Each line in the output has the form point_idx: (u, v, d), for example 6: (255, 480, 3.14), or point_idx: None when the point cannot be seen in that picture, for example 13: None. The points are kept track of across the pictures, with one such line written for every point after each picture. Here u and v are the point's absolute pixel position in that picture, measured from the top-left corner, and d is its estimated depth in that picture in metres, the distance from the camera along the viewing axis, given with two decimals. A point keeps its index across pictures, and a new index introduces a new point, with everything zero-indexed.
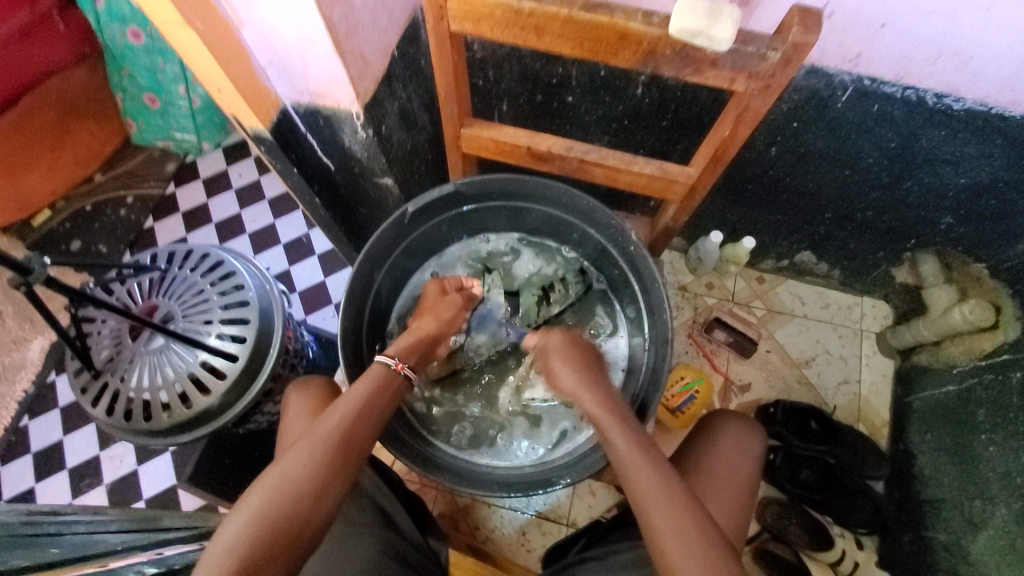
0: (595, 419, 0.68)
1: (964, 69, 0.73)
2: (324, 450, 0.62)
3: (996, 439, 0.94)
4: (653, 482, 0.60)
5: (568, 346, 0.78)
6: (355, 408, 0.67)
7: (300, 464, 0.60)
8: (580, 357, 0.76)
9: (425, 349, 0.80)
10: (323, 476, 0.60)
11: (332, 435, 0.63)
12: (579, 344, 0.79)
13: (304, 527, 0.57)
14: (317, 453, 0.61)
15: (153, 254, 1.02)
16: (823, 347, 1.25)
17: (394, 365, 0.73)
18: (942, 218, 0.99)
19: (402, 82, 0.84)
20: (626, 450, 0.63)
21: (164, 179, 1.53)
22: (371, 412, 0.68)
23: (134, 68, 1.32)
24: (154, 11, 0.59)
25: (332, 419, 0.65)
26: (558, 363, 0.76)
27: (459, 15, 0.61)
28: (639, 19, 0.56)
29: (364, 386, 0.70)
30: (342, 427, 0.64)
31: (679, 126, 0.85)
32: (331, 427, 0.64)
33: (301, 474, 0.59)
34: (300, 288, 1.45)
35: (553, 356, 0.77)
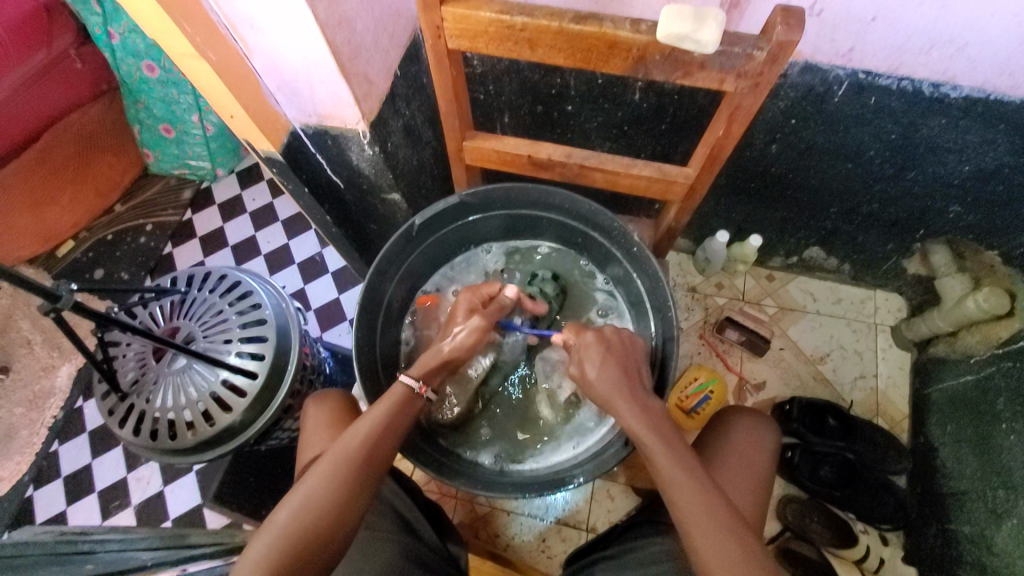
0: (632, 427, 0.67)
1: (959, 56, 0.73)
2: (347, 467, 0.63)
3: (1016, 428, 0.93)
4: (692, 493, 0.60)
5: (606, 347, 0.75)
6: (379, 427, 0.67)
7: (325, 480, 0.61)
8: (612, 362, 0.73)
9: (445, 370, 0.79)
10: (346, 494, 0.61)
11: (357, 452, 0.64)
12: (614, 346, 0.75)
13: (328, 543, 0.59)
14: (340, 469, 0.62)
15: (173, 277, 1.05)
16: (838, 343, 1.25)
17: (418, 389, 0.73)
18: (950, 206, 0.99)
19: (406, 99, 0.87)
20: (664, 463, 0.63)
21: (181, 206, 1.58)
22: (394, 429, 0.69)
23: (150, 100, 1.37)
24: (169, 44, 0.63)
25: (354, 435, 0.66)
26: (591, 366, 0.73)
27: (455, 33, 0.63)
28: (629, 29, 0.58)
29: (385, 400, 0.70)
30: (366, 444, 0.65)
31: (678, 128, 0.87)
32: (355, 443, 0.65)
33: (324, 491, 0.61)
34: (315, 306, 1.48)
35: (587, 361, 0.74)
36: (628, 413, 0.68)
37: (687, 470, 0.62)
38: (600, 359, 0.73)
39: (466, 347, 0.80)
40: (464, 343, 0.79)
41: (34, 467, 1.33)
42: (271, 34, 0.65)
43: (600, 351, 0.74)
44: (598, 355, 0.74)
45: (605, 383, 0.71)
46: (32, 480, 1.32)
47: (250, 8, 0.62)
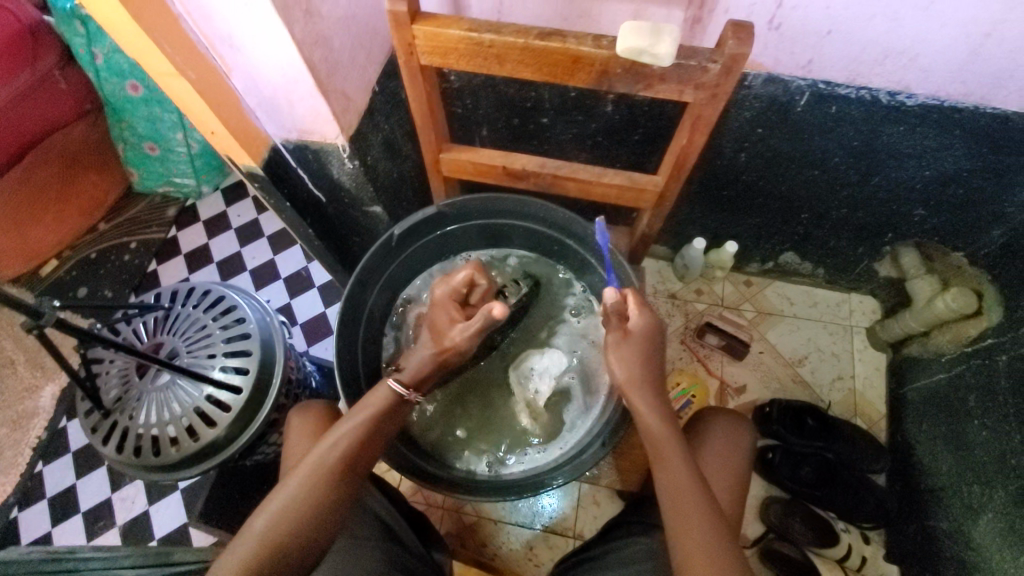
0: (648, 423, 0.70)
1: (912, 66, 0.76)
2: (323, 476, 0.63)
3: (987, 423, 0.95)
4: (694, 502, 0.64)
5: (652, 340, 0.74)
6: (360, 435, 0.67)
7: (304, 486, 0.62)
8: (644, 350, 0.73)
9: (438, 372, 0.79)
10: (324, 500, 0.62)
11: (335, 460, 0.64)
12: (650, 336, 0.74)
13: (303, 553, 0.60)
14: (317, 477, 0.63)
15: (157, 293, 1.06)
16: (815, 345, 1.27)
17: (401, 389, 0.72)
18: (914, 210, 1.02)
19: (385, 114, 0.89)
20: (673, 468, 0.67)
21: (165, 224, 1.58)
22: (376, 436, 0.69)
23: (134, 118, 1.38)
24: (149, 63, 0.64)
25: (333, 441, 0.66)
26: (626, 349, 0.73)
27: (427, 50, 0.65)
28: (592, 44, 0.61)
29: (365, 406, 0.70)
30: (347, 453, 0.65)
31: (650, 138, 0.90)
32: (334, 452, 0.65)
33: (301, 500, 0.61)
34: (300, 320, 1.49)
35: (620, 344, 0.74)
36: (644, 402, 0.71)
37: (692, 476, 0.66)
38: (641, 358, 0.73)
39: (452, 333, 0.79)
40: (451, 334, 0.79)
41: (17, 489, 1.32)
42: (250, 52, 0.67)
43: (641, 348, 0.73)
44: (640, 353, 0.73)
45: (635, 369, 0.72)
46: (15, 502, 1.30)
47: (229, 28, 0.64)
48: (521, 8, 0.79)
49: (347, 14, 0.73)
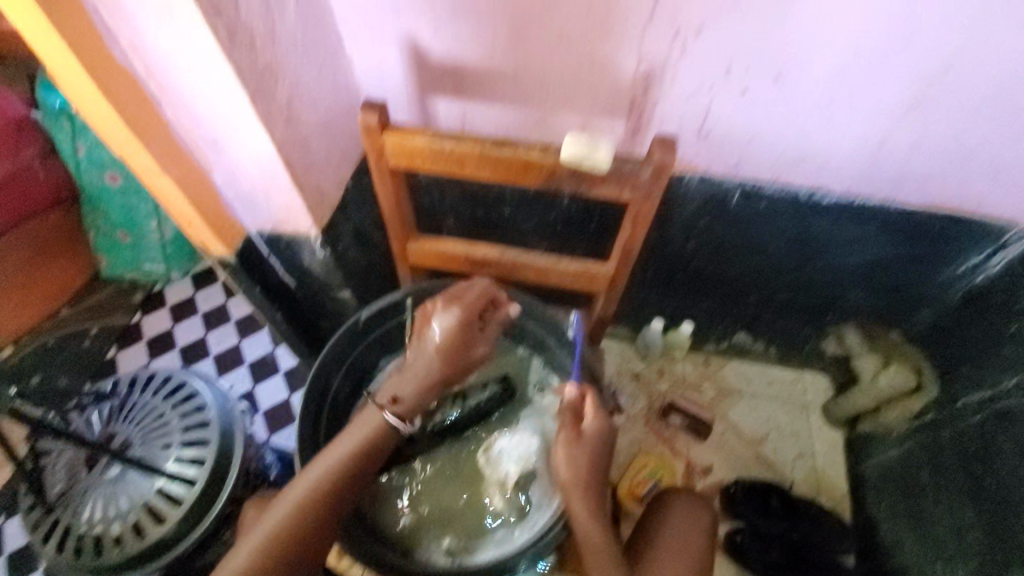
0: (583, 527, 0.74)
1: (824, 169, 0.87)
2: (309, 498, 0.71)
3: (942, 496, 0.99)
4: None
5: (599, 443, 0.77)
6: (342, 463, 0.74)
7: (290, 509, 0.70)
8: (590, 455, 0.76)
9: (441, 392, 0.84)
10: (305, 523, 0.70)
11: (319, 485, 0.72)
12: (600, 443, 0.77)
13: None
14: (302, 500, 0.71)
15: (115, 381, 1.04)
16: (775, 423, 1.31)
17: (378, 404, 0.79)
18: (848, 293, 1.11)
19: (357, 206, 0.95)
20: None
21: (130, 308, 1.59)
22: (358, 470, 0.74)
23: (109, 207, 1.41)
24: (135, 161, 0.70)
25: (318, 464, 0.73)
26: (575, 453, 0.76)
27: (395, 154, 0.72)
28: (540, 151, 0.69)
29: (351, 431, 0.77)
30: (327, 486, 0.72)
31: (604, 228, 0.98)
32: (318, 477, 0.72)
33: (282, 527, 0.69)
34: (264, 407, 1.46)
35: (570, 446, 0.76)
36: (582, 510, 0.74)
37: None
38: (585, 465, 0.75)
39: (467, 359, 0.83)
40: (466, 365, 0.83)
41: None
42: (232, 152, 0.73)
43: (586, 450, 0.76)
44: (585, 459, 0.76)
45: (581, 475, 0.75)
46: None
47: (213, 130, 0.70)
48: (483, 116, 0.88)
49: (324, 120, 0.80)
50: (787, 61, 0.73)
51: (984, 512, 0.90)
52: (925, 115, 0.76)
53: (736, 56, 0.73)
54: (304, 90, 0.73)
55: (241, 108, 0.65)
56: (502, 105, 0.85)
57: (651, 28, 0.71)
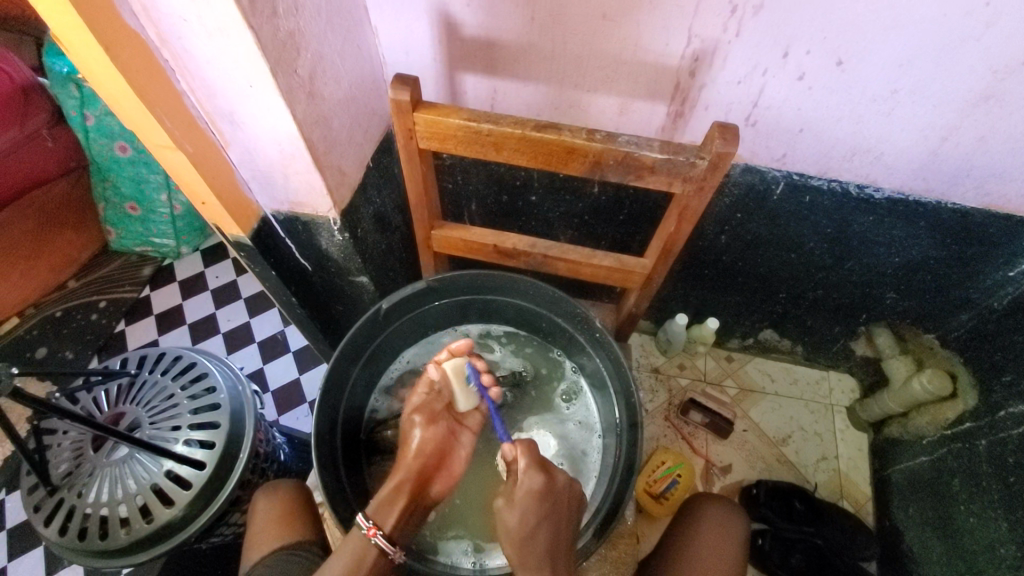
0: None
1: (877, 163, 0.82)
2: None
3: (974, 509, 0.95)
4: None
5: (539, 501, 0.65)
6: (428, 431, 0.74)
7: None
8: (546, 510, 0.66)
9: (451, 467, 0.77)
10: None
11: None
12: (550, 499, 0.66)
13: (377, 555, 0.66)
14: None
15: (124, 359, 1.02)
16: (798, 424, 1.27)
17: (366, 531, 0.66)
18: (886, 293, 1.06)
19: (377, 188, 0.91)
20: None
21: (139, 282, 1.56)
22: (435, 439, 0.74)
23: (119, 178, 1.38)
24: (146, 135, 0.65)
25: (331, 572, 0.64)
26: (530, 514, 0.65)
27: (426, 135, 0.67)
28: (425, 388, 0.77)
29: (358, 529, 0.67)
30: (412, 455, 0.72)
31: (635, 219, 0.93)
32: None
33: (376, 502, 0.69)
34: (273, 387, 1.44)
35: (520, 509, 0.65)
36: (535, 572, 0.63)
37: None
38: (545, 552, 0.64)
39: (451, 448, 0.77)
40: (445, 478, 0.75)
41: None
42: (250, 128, 0.68)
43: (538, 513, 0.65)
44: (545, 544, 0.65)
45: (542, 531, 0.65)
46: None
47: (232, 106, 0.65)
48: (514, 96, 0.83)
49: (348, 97, 0.75)
50: (851, 45, 0.67)
51: (1016, 526, 0.86)
52: (995, 109, 0.70)
53: (795, 38, 0.67)
54: (328, 63, 0.68)
55: (264, 83, 0.60)
56: (536, 85, 0.80)
57: (704, 7, 0.65)
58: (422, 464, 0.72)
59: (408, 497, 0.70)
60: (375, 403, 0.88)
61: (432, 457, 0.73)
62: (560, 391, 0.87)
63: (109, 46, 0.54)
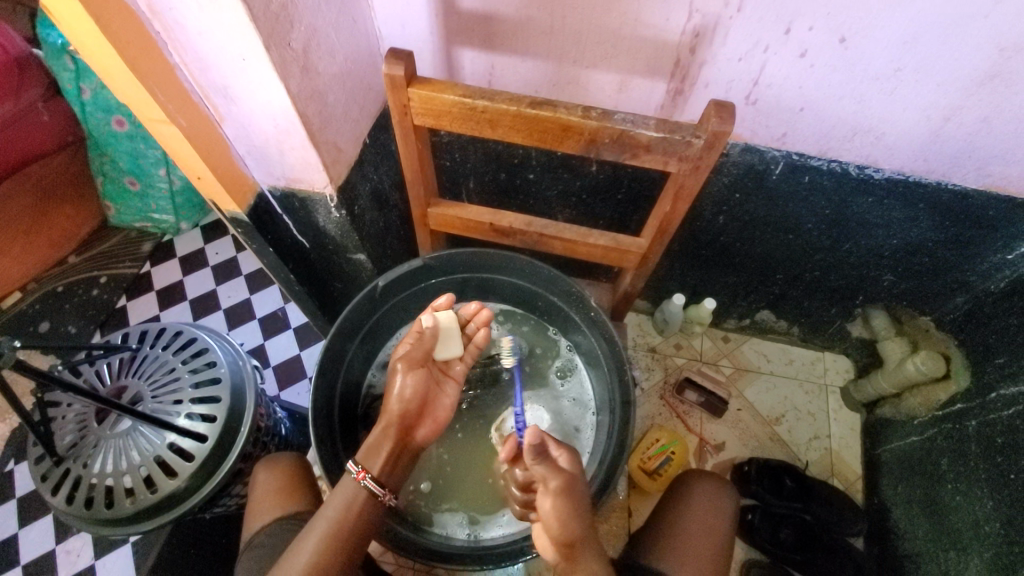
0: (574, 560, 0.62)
1: (879, 143, 0.81)
2: (337, 538, 0.64)
3: (961, 488, 0.97)
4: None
5: (567, 491, 0.62)
6: (411, 378, 0.74)
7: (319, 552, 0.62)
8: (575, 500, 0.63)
9: (434, 414, 0.78)
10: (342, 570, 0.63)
11: (338, 517, 0.65)
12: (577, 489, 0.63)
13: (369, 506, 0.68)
14: (331, 537, 0.63)
15: (125, 334, 1.03)
16: (791, 404, 1.29)
17: (356, 475, 0.68)
18: (883, 275, 1.06)
19: (374, 165, 0.90)
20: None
21: (140, 258, 1.57)
22: (419, 386, 0.75)
23: (117, 153, 1.37)
24: (139, 109, 0.64)
25: (326, 509, 0.66)
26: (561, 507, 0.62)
27: (420, 111, 0.66)
28: (410, 337, 0.76)
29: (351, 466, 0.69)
30: (397, 401, 0.73)
31: (633, 199, 0.93)
32: (332, 515, 0.65)
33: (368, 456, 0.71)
34: (274, 363, 1.45)
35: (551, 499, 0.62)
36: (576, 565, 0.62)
37: None
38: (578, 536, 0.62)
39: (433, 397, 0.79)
40: (430, 423, 0.77)
41: None
42: (244, 102, 0.67)
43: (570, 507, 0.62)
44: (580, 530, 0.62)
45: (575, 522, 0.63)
46: None
47: (225, 79, 0.64)
48: (512, 72, 0.82)
49: (343, 71, 0.74)
50: (855, 22, 0.66)
51: (1002, 505, 0.88)
52: (1000, 88, 0.69)
53: (798, 14, 0.66)
54: (322, 36, 0.67)
55: (257, 56, 0.59)
56: (534, 61, 0.79)
57: None
58: (404, 412, 0.73)
59: (393, 441, 0.72)
60: (372, 378, 0.89)
61: (414, 405, 0.74)
62: (555, 369, 0.88)
63: (101, 18, 0.53)
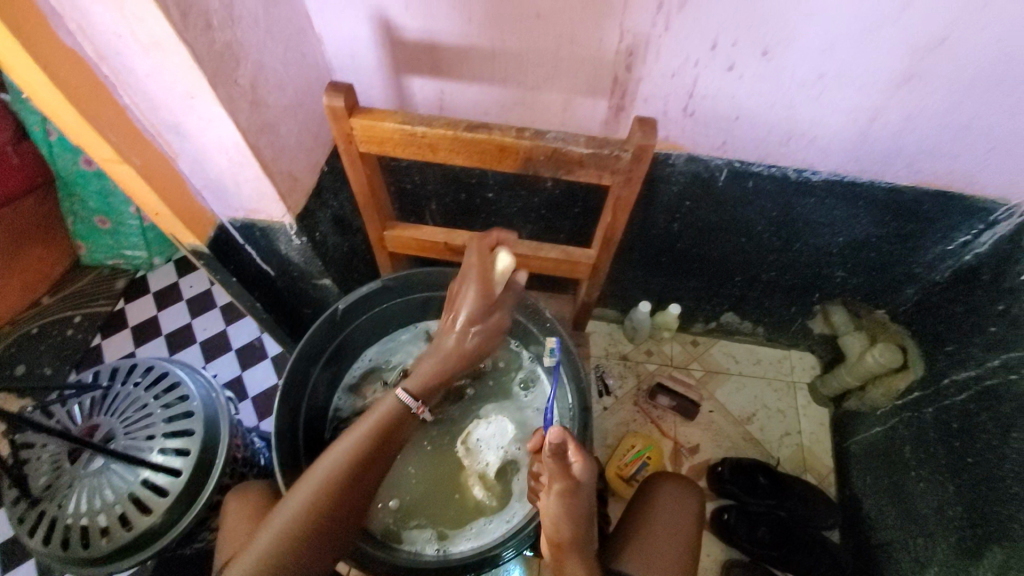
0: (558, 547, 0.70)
1: (812, 147, 0.85)
2: (309, 522, 0.65)
3: (924, 474, 1.00)
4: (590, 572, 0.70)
5: (566, 499, 0.66)
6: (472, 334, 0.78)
7: (291, 533, 0.64)
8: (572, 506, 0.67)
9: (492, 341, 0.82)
10: (311, 551, 0.65)
11: (315, 501, 0.66)
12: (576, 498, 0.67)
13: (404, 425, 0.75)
14: (304, 519, 0.65)
15: (96, 371, 1.03)
16: (762, 402, 1.31)
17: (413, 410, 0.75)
18: (835, 272, 1.10)
19: (333, 191, 0.92)
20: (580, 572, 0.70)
21: (114, 295, 1.56)
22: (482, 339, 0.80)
23: (86, 192, 1.38)
24: (92, 150, 0.66)
25: (304, 492, 0.67)
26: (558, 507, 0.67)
27: (364, 139, 0.69)
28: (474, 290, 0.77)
29: (340, 448, 0.70)
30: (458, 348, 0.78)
31: (589, 211, 0.96)
32: (312, 497, 0.66)
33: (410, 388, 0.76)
34: (251, 393, 1.45)
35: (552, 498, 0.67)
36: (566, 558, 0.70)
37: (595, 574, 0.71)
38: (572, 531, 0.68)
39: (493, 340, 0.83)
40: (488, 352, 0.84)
41: None
42: (196, 138, 0.69)
43: (566, 510, 0.67)
44: (569, 531, 0.69)
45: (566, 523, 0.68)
46: None
47: (175, 117, 0.66)
48: (461, 96, 0.85)
49: (294, 103, 0.77)
50: (774, 36, 0.70)
51: (962, 488, 0.90)
52: (915, 89, 0.74)
53: (720, 30, 0.70)
54: (269, 71, 0.70)
55: (204, 92, 0.61)
56: (480, 85, 0.82)
57: (633, 3, 0.68)
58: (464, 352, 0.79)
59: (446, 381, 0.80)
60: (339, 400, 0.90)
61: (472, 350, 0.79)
62: (518, 380, 0.90)
63: (44, 65, 0.55)
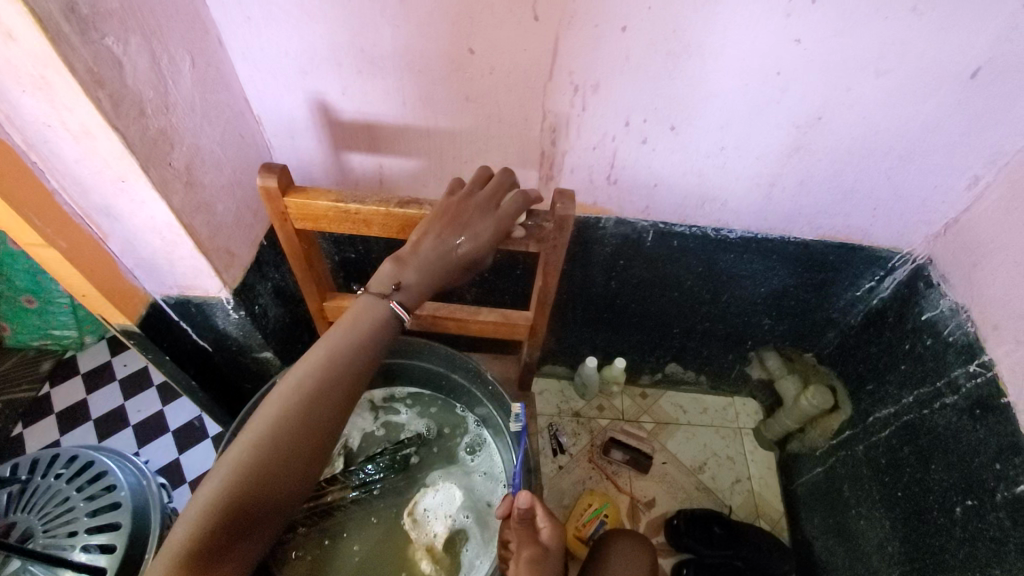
0: None
1: (725, 208, 0.93)
2: (247, 490, 0.55)
3: (863, 511, 1.03)
4: None
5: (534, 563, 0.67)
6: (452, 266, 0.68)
7: (196, 543, 0.51)
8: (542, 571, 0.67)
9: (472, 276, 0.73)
10: (223, 561, 0.52)
11: (223, 500, 0.53)
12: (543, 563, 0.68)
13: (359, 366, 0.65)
14: (212, 525, 0.52)
15: (14, 464, 0.95)
16: (711, 450, 1.34)
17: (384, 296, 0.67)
18: (763, 320, 1.17)
19: (274, 264, 0.93)
20: None
21: (38, 379, 1.47)
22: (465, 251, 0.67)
23: (13, 271, 1.28)
24: (15, 234, 0.65)
25: (210, 489, 0.54)
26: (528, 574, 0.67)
27: (299, 217, 0.72)
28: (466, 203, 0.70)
29: (250, 434, 0.57)
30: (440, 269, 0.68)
31: (529, 273, 1.00)
32: (219, 496, 0.53)
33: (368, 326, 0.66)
34: (188, 477, 1.36)
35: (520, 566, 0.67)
36: None
37: None
38: None
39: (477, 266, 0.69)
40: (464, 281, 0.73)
41: None
42: (127, 220, 0.70)
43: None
44: None
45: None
46: None
47: (106, 200, 0.67)
48: (399, 170, 0.89)
49: (232, 181, 0.79)
50: (680, 114, 0.78)
51: (898, 523, 0.94)
52: (806, 156, 0.83)
53: (632, 110, 0.78)
54: (205, 152, 0.72)
55: (135, 176, 0.63)
56: (417, 159, 0.87)
57: (552, 88, 0.75)
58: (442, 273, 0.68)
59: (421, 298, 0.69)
60: None
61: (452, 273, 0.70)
62: (464, 445, 0.89)
63: None
